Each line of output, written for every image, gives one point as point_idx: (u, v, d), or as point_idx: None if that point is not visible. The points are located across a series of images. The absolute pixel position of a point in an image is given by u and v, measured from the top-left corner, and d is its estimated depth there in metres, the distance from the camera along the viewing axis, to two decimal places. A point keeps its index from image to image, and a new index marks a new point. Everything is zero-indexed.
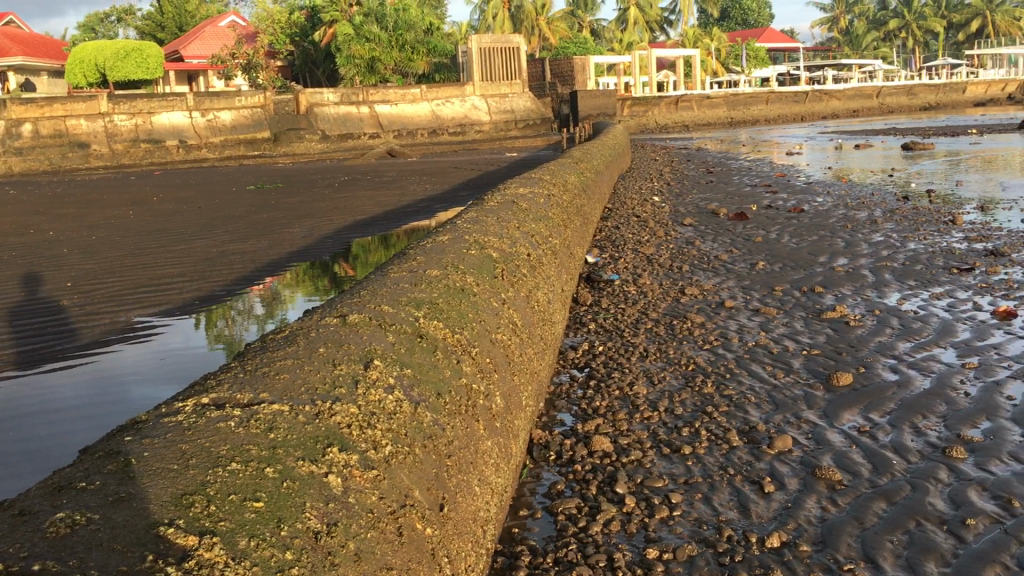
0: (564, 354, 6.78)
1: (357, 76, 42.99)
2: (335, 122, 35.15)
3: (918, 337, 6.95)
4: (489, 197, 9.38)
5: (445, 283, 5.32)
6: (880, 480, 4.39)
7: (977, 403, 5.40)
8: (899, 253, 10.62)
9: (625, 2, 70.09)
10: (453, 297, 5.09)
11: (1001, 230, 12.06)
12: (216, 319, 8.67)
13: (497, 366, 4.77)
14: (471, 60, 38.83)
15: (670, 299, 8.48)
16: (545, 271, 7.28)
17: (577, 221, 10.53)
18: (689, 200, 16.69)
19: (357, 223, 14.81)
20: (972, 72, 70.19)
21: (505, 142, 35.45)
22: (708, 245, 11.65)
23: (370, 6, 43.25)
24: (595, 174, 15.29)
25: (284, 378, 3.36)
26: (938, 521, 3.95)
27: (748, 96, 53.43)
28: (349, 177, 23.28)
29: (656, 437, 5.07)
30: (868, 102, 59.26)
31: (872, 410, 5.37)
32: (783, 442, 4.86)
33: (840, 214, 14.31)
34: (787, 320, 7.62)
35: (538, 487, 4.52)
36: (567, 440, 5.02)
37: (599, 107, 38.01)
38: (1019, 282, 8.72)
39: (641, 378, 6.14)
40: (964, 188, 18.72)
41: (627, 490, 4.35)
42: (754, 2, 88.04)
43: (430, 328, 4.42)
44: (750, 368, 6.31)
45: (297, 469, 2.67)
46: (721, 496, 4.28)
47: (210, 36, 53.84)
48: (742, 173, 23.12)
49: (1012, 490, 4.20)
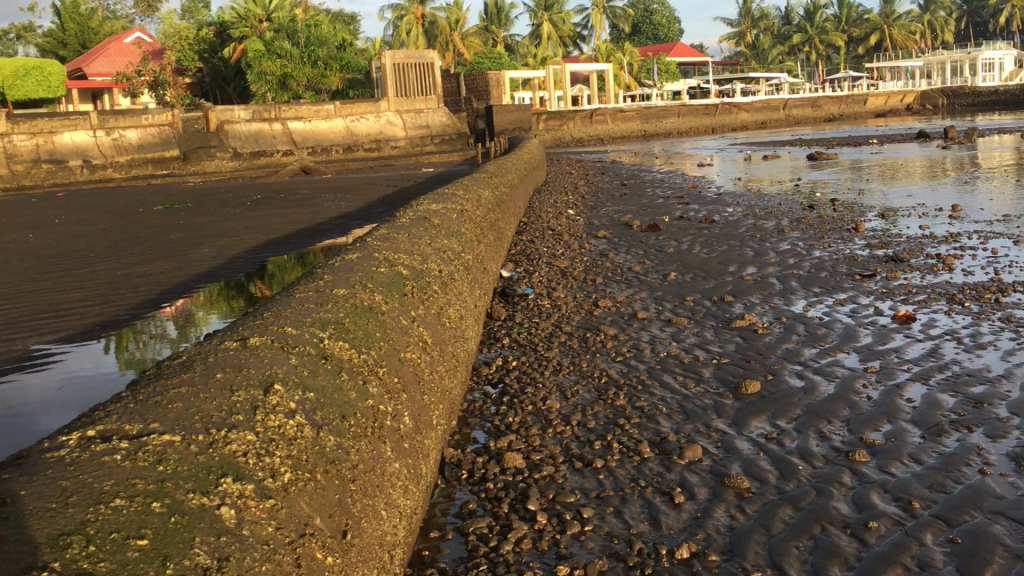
0: (477, 371, 6.72)
1: (269, 93, 42.52)
2: (247, 140, 34.66)
3: (823, 343, 7.12)
4: (401, 213, 9.29)
5: (353, 301, 5.23)
6: (785, 486, 4.45)
7: (879, 406, 5.54)
8: (805, 261, 10.89)
9: (539, 17, 70.72)
10: (360, 316, 5.00)
11: (901, 236, 12.49)
12: (126, 343, 8.38)
13: (406, 386, 4.69)
14: (385, 76, 38.58)
15: (584, 312, 8.51)
16: (457, 286, 7.22)
17: (491, 236, 10.52)
18: (603, 213, 16.85)
19: (269, 242, 14.54)
20: (872, 84, 72.67)
21: (420, 158, 35.32)
22: (621, 257, 11.77)
23: (281, 22, 42.74)
24: (510, 188, 15.34)
25: (177, 406, 3.23)
26: (842, 525, 4.02)
27: (660, 109, 54.36)
28: (260, 196, 22.88)
29: (568, 451, 5.06)
30: (775, 114, 60.94)
31: (779, 417, 5.46)
32: (692, 452, 4.90)
33: (749, 224, 14.62)
34: (697, 330, 7.72)
35: (449, 507, 4.45)
36: (479, 458, 4.97)
37: (515, 122, 38.27)
38: (918, 286, 9.02)
39: (554, 392, 6.13)
40: (866, 196, 19.34)
41: (539, 507, 4.32)
42: (663, 18, 89.74)
43: (335, 349, 4.33)
44: (661, 378, 6.36)
45: (186, 503, 2.56)
46: (632, 509, 4.28)
47: (114, 53, 52.35)
48: (654, 185, 23.47)
49: (912, 491, 4.30)
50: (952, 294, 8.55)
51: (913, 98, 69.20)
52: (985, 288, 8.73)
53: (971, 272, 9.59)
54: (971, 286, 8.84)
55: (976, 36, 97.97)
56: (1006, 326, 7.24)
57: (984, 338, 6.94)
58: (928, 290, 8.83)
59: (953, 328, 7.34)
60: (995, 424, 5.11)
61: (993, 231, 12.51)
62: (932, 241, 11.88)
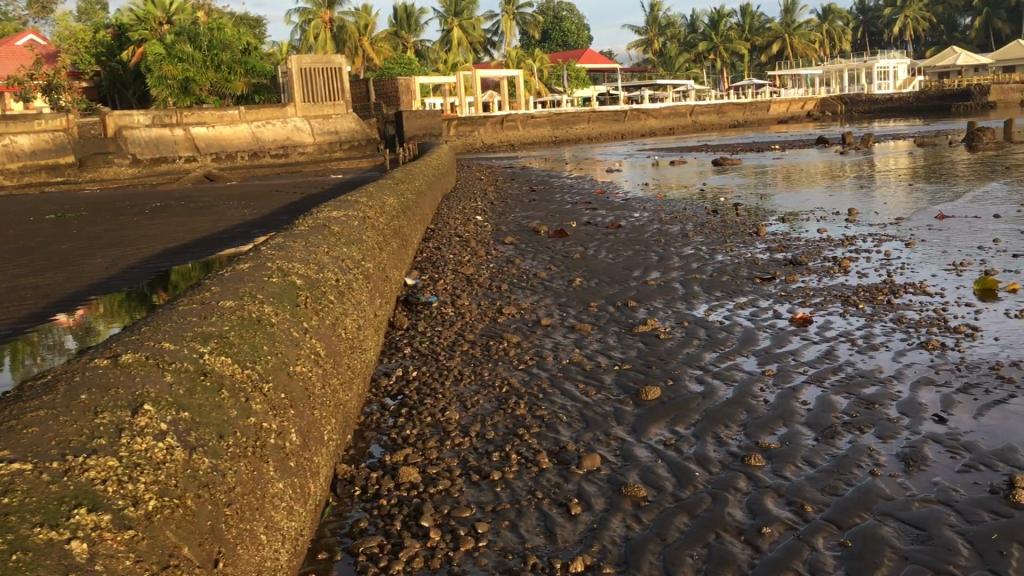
0: (376, 382, 6.56)
1: (170, 97, 41.26)
2: (148, 146, 33.47)
3: (723, 347, 7.17)
4: (300, 220, 9.05)
5: (240, 313, 5.01)
6: (682, 494, 4.43)
7: (776, 410, 5.58)
8: (707, 265, 11.01)
9: (448, 23, 70.39)
10: (246, 329, 4.79)
11: (800, 240, 12.77)
12: (22, 356, 7.95)
13: (294, 401, 4.52)
14: (291, 80, 38.13)
15: (488, 320, 8.42)
16: (355, 295, 7.05)
17: (394, 243, 10.34)
18: (511, 219, 16.81)
19: (167, 251, 14.07)
20: (775, 91, 74.64)
21: (329, 164, 34.83)
22: (527, 263, 11.73)
23: (182, 25, 41.77)
24: (416, 195, 15.16)
25: (33, 431, 3.01)
26: (736, 532, 4.00)
27: (571, 115, 54.80)
28: (160, 204, 22.13)
29: (465, 464, 4.95)
30: (682, 121, 62.11)
31: (678, 422, 5.45)
32: (591, 461, 4.84)
33: (654, 229, 14.77)
34: (600, 336, 7.70)
35: (339, 526, 4.30)
36: (373, 474, 4.83)
37: (424, 127, 38.38)
38: (815, 289, 9.20)
39: (454, 402, 6.01)
40: (768, 201, 19.77)
41: (433, 523, 4.20)
42: (573, 25, 90.57)
43: (216, 364, 4.13)
44: (562, 386, 6.30)
45: (31, 540, 2.38)
46: (528, 522, 4.19)
47: (4, 55, 50.19)
48: (563, 191, 23.59)
49: (805, 495, 4.32)
50: (847, 296, 8.75)
51: (813, 105, 71.37)
52: (879, 289, 8.95)
53: (865, 274, 9.85)
54: (865, 288, 9.06)
55: (871, 45, 101.72)
56: (896, 327, 7.43)
57: (876, 339, 7.10)
58: (824, 292, 9.01)
59: (848, 329, 7.49)
60: (885, 424, 5.19)
61: (886, 233, 12.91)
62: (829, 244, 12.17)
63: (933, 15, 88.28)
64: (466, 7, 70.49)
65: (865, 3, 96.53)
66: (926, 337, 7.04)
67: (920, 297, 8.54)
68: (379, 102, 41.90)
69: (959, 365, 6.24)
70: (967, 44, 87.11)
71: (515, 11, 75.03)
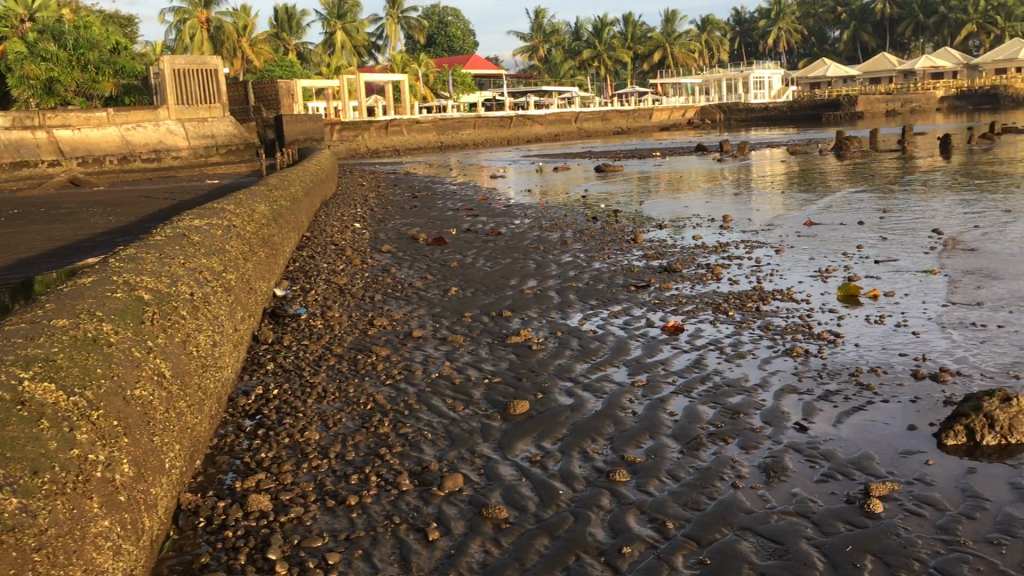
0: (233, 402, 6.24)
1: (33, 99, 38.99)
2: (7, 149, 31.43)
3: (594, 357, 7.10)
4: (159, 229, 8.59)
5: (74, 333, 4.64)
6: (544, 514, 4.30)
7: (642, 422, 5.52)
8: (584, 273, 11.01)
9: (331, 25, 69.11)
10: (79, 350, 4.44)
11: (675, 247, 12.92)
12: None
13: (131, 429, 4.19)
14: (162, 82, 36.20)
15: (358, 332, 8.16)
16: (213, 310, 6.70)
17: (262, 252, 9.95)
18: (391, 226, 16.54)
19: (20, 261, 13.25)
20: (656, 99, 76.25)
21: (205, 169, 33.68)
22: (403, 272, 11.49)
23: (45, 22, 39.23)
24: (291, 201, 14.70)
25: None
26: (596, 553, 3.89)
27: (456, 121, 54.69)
28: (17, 210, 20.91)
29: (320, 488, 4.71)
30: (567, 127, 62.83)
31: (544, 438, 5.32)
32: (452, 481, 4.67)
33: (534, 236, 14.74)
34: (472, 348, 7.54)
35: (179, 563, 4.01)
36: (220, 503, 4.55)
37: (305, 132, 37.79)
38: (688, 296, 9.28)
39: (314, 421, 5.75)
40: (647, 208, 20.03)
41: (280, 556, 3.95)
42: (458, 31, 90.50)
43: (37, 391, 3.78)
44: (429, 401, 6.11)
45: None
46: (383, 550, 3.99)
47: None
48: (446, 197, 23.43)
49: (666, 511, 4.25)
50: (717, 304, 8.84)
51: (694, 113, 73.26)
52: (748, 296, 9.09)
53: (736, 281, 10.01)
54: (736, 295, 9.19)
55: (747, 56, 105.19)
56: (763, 334, 7.52)
57: (744, 347, 7.16)
58: (696, 300, 9.09)
59: (717, 337, 7.54)
60: (749, 434, 5.19)
61: (757, 240, 13.21)
62: (703, 250, 12.35)
63: (805, 27, 91.91)
64: (349, 10, 69.36)
65: (742, 14, 99.69)
66: (792, 344, 7.15)
67: (786, 304, 8.71)
68: (258, 105, 40.82)
69: (822, 372, 6.33)
70: (836, 56, 91.01)
71: (399, 15, 74.34)
